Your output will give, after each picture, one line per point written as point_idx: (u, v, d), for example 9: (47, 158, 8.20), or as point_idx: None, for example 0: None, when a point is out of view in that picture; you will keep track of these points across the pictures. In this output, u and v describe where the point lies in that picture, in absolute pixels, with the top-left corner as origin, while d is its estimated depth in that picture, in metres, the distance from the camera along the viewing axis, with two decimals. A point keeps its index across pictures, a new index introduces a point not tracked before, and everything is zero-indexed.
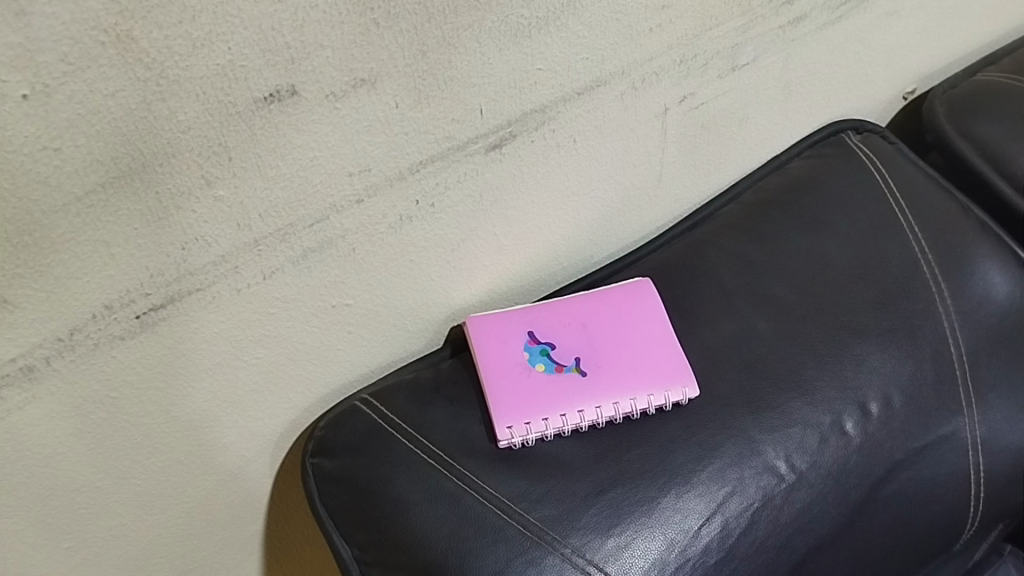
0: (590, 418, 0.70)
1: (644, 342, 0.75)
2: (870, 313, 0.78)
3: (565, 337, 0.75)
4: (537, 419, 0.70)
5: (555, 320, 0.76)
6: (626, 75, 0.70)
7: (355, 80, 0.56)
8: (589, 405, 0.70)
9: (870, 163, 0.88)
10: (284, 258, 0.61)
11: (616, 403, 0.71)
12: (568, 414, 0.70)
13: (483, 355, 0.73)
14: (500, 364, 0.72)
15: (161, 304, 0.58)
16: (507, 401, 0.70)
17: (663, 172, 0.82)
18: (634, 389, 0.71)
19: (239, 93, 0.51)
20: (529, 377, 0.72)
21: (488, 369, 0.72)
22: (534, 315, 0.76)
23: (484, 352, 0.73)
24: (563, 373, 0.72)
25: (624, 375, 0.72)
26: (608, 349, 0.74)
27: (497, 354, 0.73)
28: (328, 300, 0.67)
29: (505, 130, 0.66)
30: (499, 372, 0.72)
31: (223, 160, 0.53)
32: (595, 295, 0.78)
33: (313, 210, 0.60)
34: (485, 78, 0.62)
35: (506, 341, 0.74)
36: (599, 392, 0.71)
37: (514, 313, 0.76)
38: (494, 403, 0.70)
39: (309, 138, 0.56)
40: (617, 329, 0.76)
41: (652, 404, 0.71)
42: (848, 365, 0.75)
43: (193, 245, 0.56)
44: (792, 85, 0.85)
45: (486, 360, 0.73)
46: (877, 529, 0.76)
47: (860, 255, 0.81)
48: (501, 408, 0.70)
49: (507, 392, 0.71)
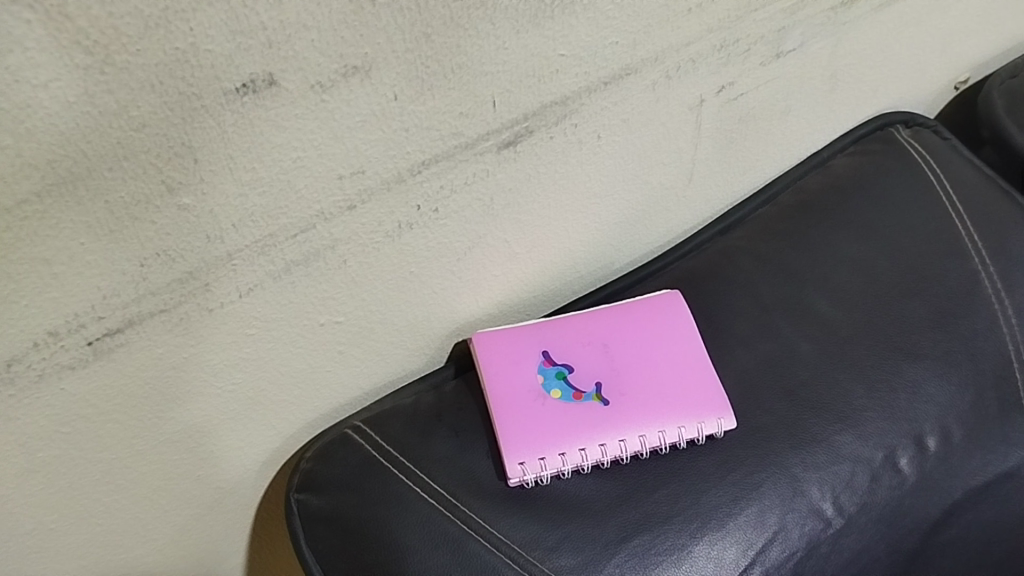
0: (613, 453, 0.62)
1: (673, 365, 0.66)
2: (925, 332, 0.70)
3: (584, 359, 0.66)
4: (552, 455, 0.61)
5: (571, 338, 0.67)
6: (659, 62, 0.61)
7: (346, 68, 0.47)
8: (611, 438, 0.62)
9: (922, 161, 0.79)
10: (263, 273, 0.53)
11: (643, 437, 0.62)
12: (588, 449, 0.62)
13: (492, 379, 0.65)
14: (510, 390, 0.64)
15: (117, 329, 0.49)
16: (518, 433, 0.62)
17: (695, 171, 0.73)
18: (662, 420, 0.63)
19: (205, 84, 0.42)
20: (543, 405, 0.64)
21: (497, 395, 0.64)
22: (549, 333, 0.68)
23: (492, 376, 0.65)
24: (581, 400, 0.64)
25: (651, 404, 0.64)
26: (633, 372, 0.66)
27: (507, 378, 0.65)
28: (315, 318, 0.59)
29: (520, 126, 0.57)
30: (509, 399, 0.64)
31: (188, 163, 0.45)
32: (617, 310, 0.69)
33: (297, 218, 0.51)
34: (498, 65, 0.53)
35: (518, 364, 0.66)
36: (623, 423, 0.63)
37: (526, 331, 0.67)
38: (502, 435, 0.62)
39: (291, 136, 0.47)
40: (643, 349, 0.67)
41: (682, 438, 0.63)
42: (901, 393, 0.67)
43: (154, 261, 0.47)
44: (839, 74, 0.76)
45: (494, 386, 0.64)
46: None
47: (913, 267, 0.73)
48: (511, 442, 0.62)
49: (518, 422, 0.63)
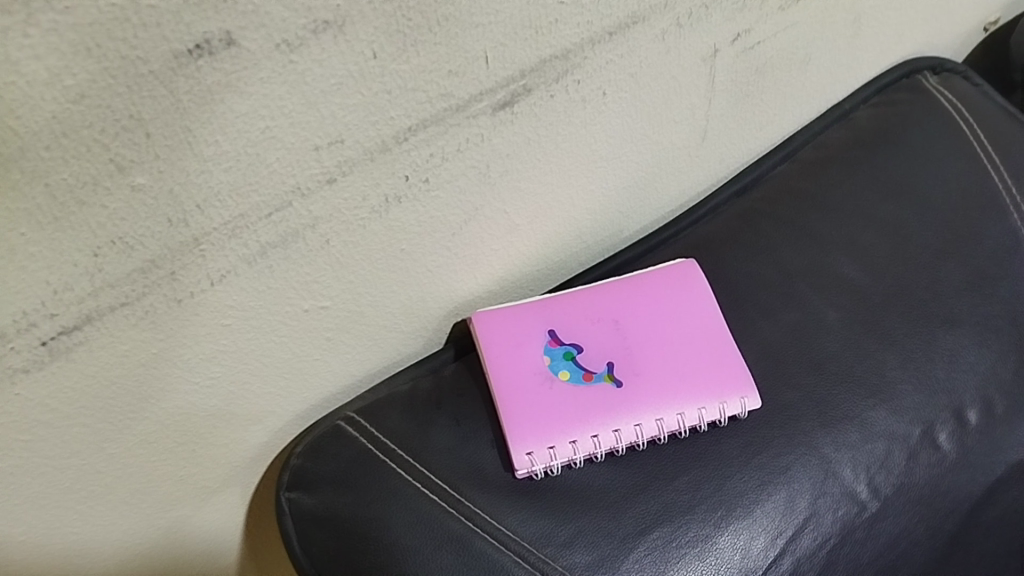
0: (628, 440, 0.57)
1: (691, 341, 0.61)
2: (962, 297, 0.64)
3: (594, 337, 0.61)
4: (562, 443, 0.57)
5: (578, 314, 0.62)
6: (670, 8, 0.55)
7: (316, 23, 0.40)
8: (626, 423, 0.57)
9: (953, 110, 0.74)
10: (236, 257, 0.47)
11: (660, 420, 0.58)
12: (601, 436, 0.57)
13: (494, 363, 0.60)
14: (514, 373, 0.59)
15: (74, 327, 0.44)
16: (524, 420, 0.57)
17: (708, 129, 0.67)
18: (680, 401, 0.58)
19: (150, 45, 0.36)
20: (550, 389, 0.59)
21: (500, 380, 0.59)
22: (554, 310, 0.62)
23: (494, 358, 0.60)
24: (592, 382, 0.59)
25: (668, 385, 0.59)
26: (647, 350, 0.61)
27: (511, 360, 0.60)
28: (298, 304, 0.53)
29: (517, 84, 0.51)
30: (513, 383, 0.59)
31: (139, 138, 0.39)
32: (627, 283, 0.64)
33: (270, 195, 0.46)
34: (491, 16, 0.47)
35: (523, 345, 0.60)
36: (638, 406, 0.58)
37: (530, 308, 0.62)
38: (507, 423, 0.57)
39: (256, 103, 0.41)
40: (657, 324, 0.62)
41: (703, 420, 0.58)
42: (938, 364, 0.62)
43: (109, 249, 0.42)
44: (863, 17, 0.69)
45: (496, 369, 0.60)
46: (977, 554, 0.65)
47: (947, 227, 0.67)
48: (516, 430, 0.57)
49: (524, 408, 0.58)
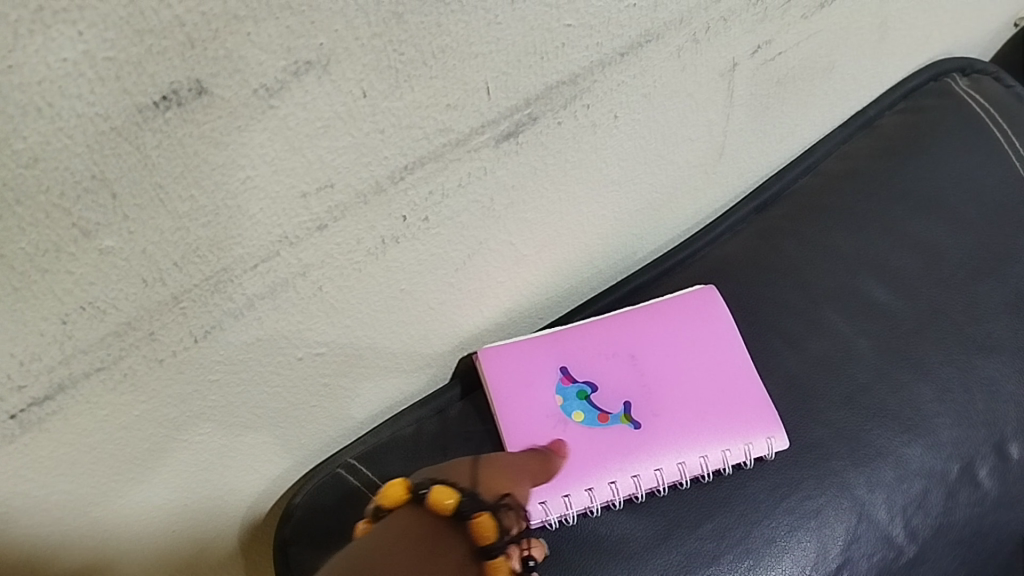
0: (647, 485, 0.53)
1: (712, 375, 0.57)
2: (1003, 320, 0.60)
3: (609, 373, 0.57)
4: (577, 491, 0.53)
5: (591, 348, 0.58)
6: (686, 23, 0.51)
7: (298, 65, 0.36)
8: (645, 468, 0.53)
9: (985, 115, 0.69)
10: (221, 312, 0.44)
11: (682, 464, 0.54)
12: (618, 482, 0.53)
13: (504, 405, 0.56)
14: (524, 417, 0.56)
15: (45, 397, 0.40)
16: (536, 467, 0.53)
17: (726, 145, 0.63)
18: (703, 442, 0.54)
19: (111, 100, 0.32)
20: (563, 432, 0.55)
21: (510, 423, 0.56)
22: (566, 344, 0.58)
23: (503, 400, 0.56)
24: (608, 423, 0.55)
25: (689, 423, 0.55)
26: (666, 385, 0.57)
27: (521, 403, 0.56)
28: (292, 353, 0.50)
29: (522, 113, 0.47)
30: (522, 428, 0.55)
31: (104, 199, 0.35)
32: (644, 312, 0.60)
33: (255, 247, 0.42)
34: (491, 44, 0.43)
35: (533, 384, 0.57)
36: (658, 448, 0.54)
37: (540, 342, 0.58)
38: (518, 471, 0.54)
39: (235, 152, 0.38)
40: (676, 357, 0.58)
41: (727, 462, 0.54)
42: (977, 395, 0.58)
43: (79, 315, 0.38)
44: (890, 20, 0.65)
45: (505, 413, 0.56)
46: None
47: (982, 245, 0.63)
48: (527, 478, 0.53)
49: (535, 454, 0.54)
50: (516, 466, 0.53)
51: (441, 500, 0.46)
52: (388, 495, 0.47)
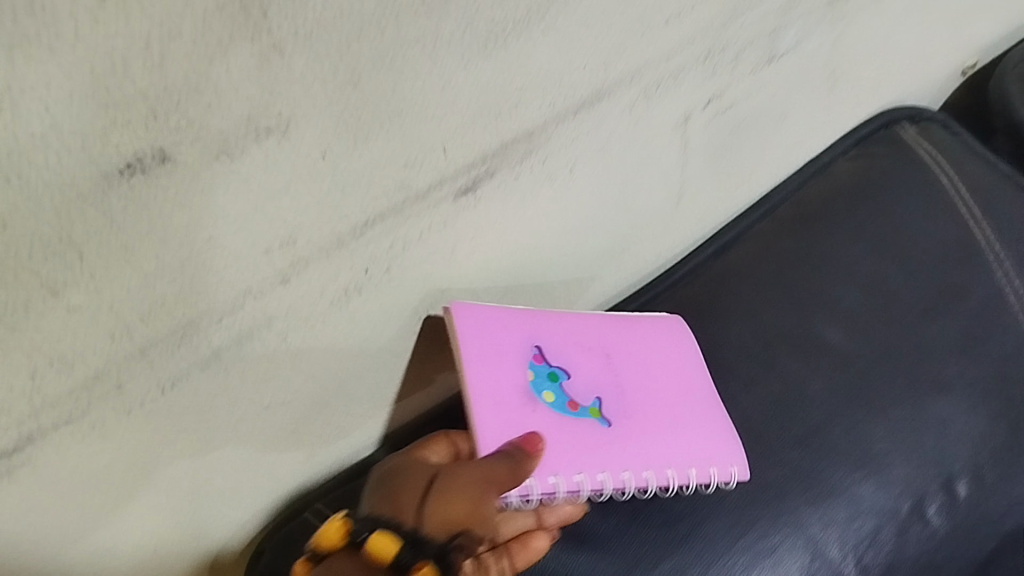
0: (614, 485, 0.51)
1: (680, 393, 0.58)
2: (951, 360, 0.63)
3: (583, 366, 0.57)
4: (543, 472, 0.49)
5: (569, 341, 0.58)
6: (637, 80, 0.53)
7: (257, 131, 0.38)
8: (616, 466, 0.51)
9: (932, 163, 0.73)
10: (188, 363, 0.45)
11: (648, 471, 0.52)
12: (584, 474, 0.50)
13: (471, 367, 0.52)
14: (495, 381, 0.52)
15: (15, 449, 0.42)
16: (503, 432, 0.50)
17: (683, 192, 0.65)
18: (670, 451, 0.54)
19: (77, 168, 0.34)
20: (535, 408, 0.52)
21: (477, 386, 0.51)
22: (541, 326, 0.57)
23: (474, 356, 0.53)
24: (580, 413, 0.53)
25: (659, 431, 0.54)
26: (639, 394, 0.57)
27: (492, 366, 0.53)
28: (259, 401, 0.51)
29: (478, 169, 0.49)
30: (491, 390, 0.51)
31: (71, 260, 0.37)
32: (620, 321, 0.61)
33: (219, 301, 0.44)
34: (446, 107, 0.45)
35: (505, 355, 0.54)
36: (628, 452, 0.52)
37: (518, 316, 0.56)
38: (478, 424, 0.50)
39: (198, 213, 0.39)
40: (648, 367, 0.58)
41: (693, 480, 0.53)
42: (927, 433, 0.60)
43: (48, 370, 0.40)
44: (840, 71, 0.67)
45: (474, 368, 0.52)
46: None
47: (931, 287, 0.66)
48: (489, 437, 0.49)
49: (501, 420, 0.50)
50: (480, 480, 0.46)
51: (381, 549, 0.42)
52: (326, 539, 0.43)
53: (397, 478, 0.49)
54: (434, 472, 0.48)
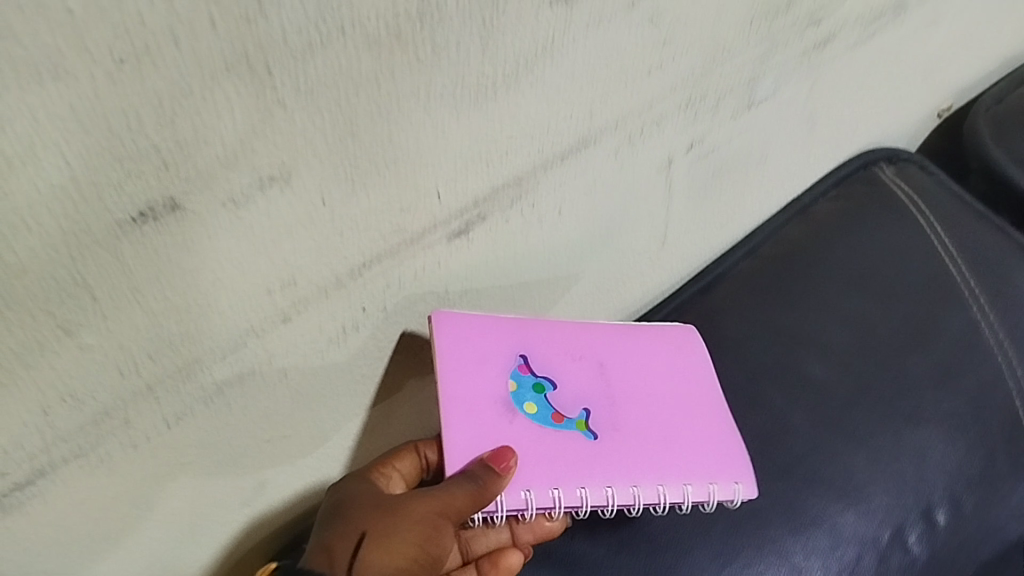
0: (592, 502, 0.52)
1: (670, 406, 0.59)
2: (928, 393, 0.65)
3: (571, 375, 0.58)
4: (515, 487, 0.51)
5: (558, 351, 0.59)
6: (621, 128, 0.56)
7: (261, 180, 0.41)
8: (597, 482, 0.53)
9: (910, 204, 0.76)
10: (192, 399, 0.47)
11: (634, 487, 0.54)
12: (562, 491, 0.52)
13: (447, 380, 0.54)
14: (474, 393, 0.54)
15: (26, 482, 0.44)
16: (476, 444, 0.52)
17: (668, 231, 0.68)
18: (657, 466, 0.55)
19: (93, 217, 0.37)
20: (513, 421, 0.54)
21: (453, 398, 0.54)
22: (530, 334, 0.58)
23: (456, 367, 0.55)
24: (562, 426, 0.55)
25: (649, 446, 0.56)
26: (630, 407, 0.58)
27: (473, 377, 0.55)
28: (259, 434, 0.53)
29: (470, 213, 0.52)
30: (468, 403, 0.54)
31: (85, 302, 0.39)
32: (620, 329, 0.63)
33: (224, 339, 0.46)
34: (440, 155, 0.47)
35: (486, 366, 0.56)
36: (613, 469, 0.54)
37: (506, 325, 0.58)
38: (452, 435, 0.52)
39: (204, 257, 0.42)
40: (642, 378, 0.60)
41: (686, 497, 0.55)
42: (906, 463, 0.62)
43: (59, 406, 0.42)
44: (818, 115, 0.70)
45: (452, 377, 0.54)
46: None
47: (909, 322, 0.68)
48: (459, 448, 0.52)
49: (474, 432, 0.53)
50: (430, 514, 0.49)
51: None
52: None
53: (348, 504, 0.52)
54: (384, 501, 0.51)
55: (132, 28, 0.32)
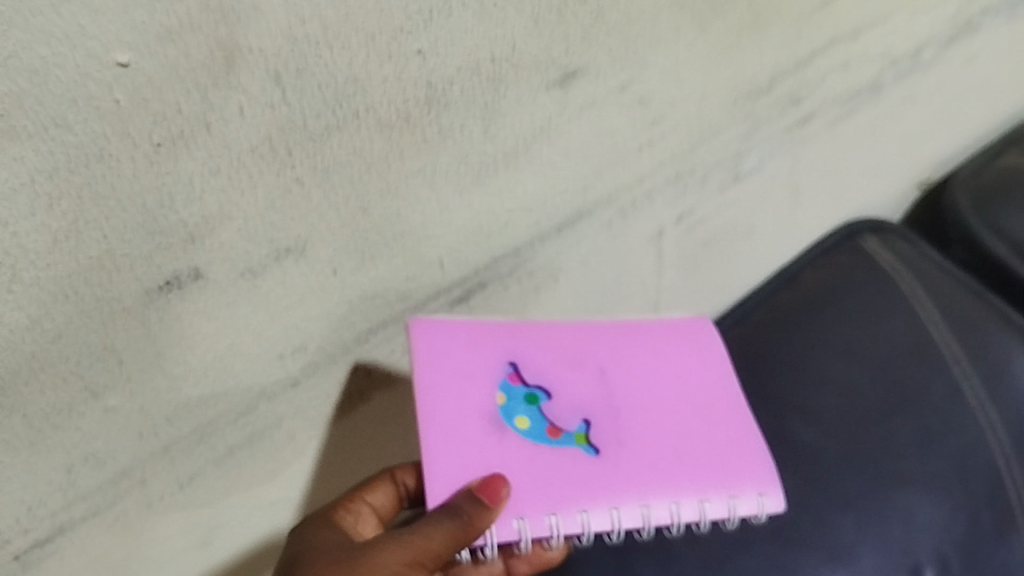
0: (595, 526, 0.48)
1: (679, 413, 0.54)
2: (914, 455, 0.67)
3: (568, 382, 0.54)
4: (507, 516, 0.47)
5: (552, 357, 0.55)
6: (614, 201, 0.59)
7: (278, 251, 0.44)
8: (599, 504, 0.49)
9: (893, 271, 0.78)
10: (205, 460, 0.50)
11: (644, 507, 0.49)
12: (560, 514, 0.48)
13: (426, 399, 0.50)
14: (459, 411, 0.51)
15: (46, 539, 0.46)
16: (465, 467, 0.48)
17: (661, 298, 0.71)
18: (669, 482, 0.51)
19: (124, 286, 0.39)
20: (502, 439, 0.50)
21: (434, 418, 0.50)
22: (521, 341, 0.55)
23: (439, 383, 0.51)
24: (560, 441, 0.51)
25: (657, 459, 0.51)
26: (633, 415, 0.54)
27: (457, 394, 0.51)
28: (268, 495, 0.55)
29: (471, 281, 0.55)
30: (449, 422, 0.50)
31: (112, 365, 0.42)
32: (622, 330, 0.58)
33: (237, 402, 0.49)
34: (443, 227, 0.51)
35: (471, 380, 0.52)
36: (618, 486, 0.50)
37: (493, 333, 0.55)
38: (434, 462, 0.48)
39: (223, 324, 0.44)
40: (645, 382, 0.56)
41: (704, 515, 0.50)
42: (893, 523, 0.64)
43: (82, 466, 0.44)
44: (802, 188, 0.74)
45: (433, 395, 0.51)
46: None
47: (895, 385, 0.71)
48: (444, 476, 0.48)
49: (460, 454, 0.49)
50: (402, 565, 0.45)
51: None
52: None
53: (311, 559, 0.47)
54: (350, 553, 0.47)
55: (169, 117, 0.35)
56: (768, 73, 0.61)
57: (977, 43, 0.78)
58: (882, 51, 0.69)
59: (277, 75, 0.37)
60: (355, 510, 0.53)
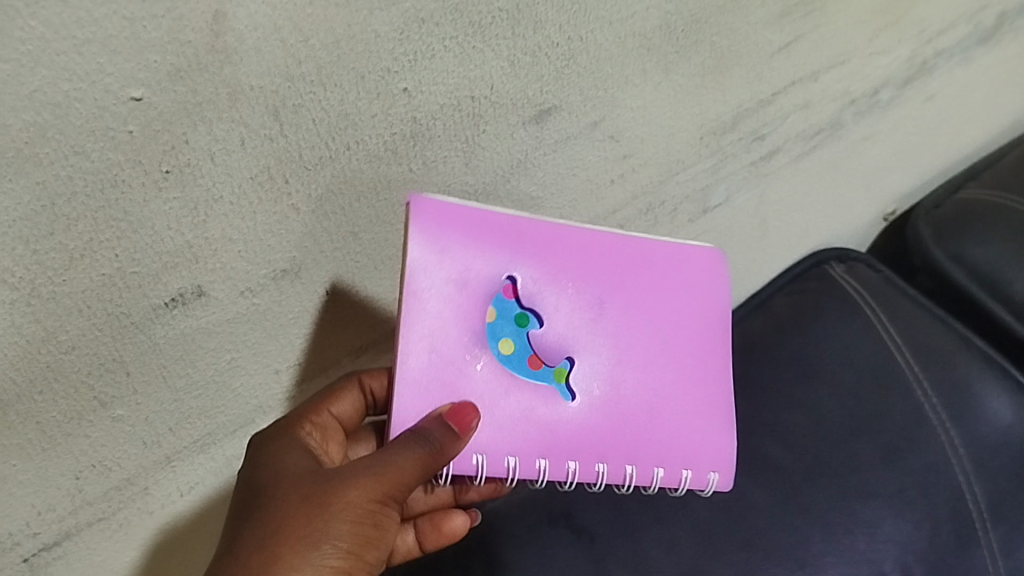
0: (551, 475, 0.50)
1: (662, 358, 0.53)
2: (876, 470, 0.71)
3: (567, 304, 0.52)
4: (467, 450, 0.48)
5: (556, 273, 0.52)
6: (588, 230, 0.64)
7: (275, 271, 0.48)
8: (559, 456, 0.50)
9: (858, 296, 0.82)
10: (204, 470, 0.53)
11: (600, 464, 0.50)
12: (518, 458, 0.49)
13: (414, 306, 0.48)
14: (445, 325, 0.48)
15: (54, 543, 0.49)
16: (437, 398, 0.48)
17: None
18: (630, 441, 0.51)
19: (134, 302, 0.43)
20: (479, 366, 0.49)
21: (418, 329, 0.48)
22: (526, 252, 0.51)
23: (430, 289, 0.48)
24: (537, 375, 0.50)
25: (625, 415, 0.52)
26: (619, 354, 0.52)
27: (446, 305, 0.49)
28: None
29: None
30: (432, 337, 0.48)
31: (119, 377, 0.45)
32: (636, 248, 0.54)
33: (235, 415, 0.52)
34: None
35: (463, 290, 0.49)
36: (579, 442, 0.50)
37: (498, 237, 0.50)
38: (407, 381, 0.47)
39: (223, 340, 0.48)
40: (643, 315, 0.53)
41: (654, 479, 0.52)
42: (857, 534, 0.68)
43: (90, 472, 0.47)
44: (768, 220, 0.79)
45: (422, 301, 0.48)
46: None
47: (860, 405, 0.74)
48: (414, 397, 0.47)
49: (434, 380, 0.48)
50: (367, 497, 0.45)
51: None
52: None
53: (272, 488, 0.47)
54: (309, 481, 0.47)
55: (178, 147, 0.39)
56: (732, 112, 0.66)
57: (933, 83, 0.83)
58: (841, 91, 0.74)
59: (276, 110, 0.41)
60: (322, 424, 0.53)
